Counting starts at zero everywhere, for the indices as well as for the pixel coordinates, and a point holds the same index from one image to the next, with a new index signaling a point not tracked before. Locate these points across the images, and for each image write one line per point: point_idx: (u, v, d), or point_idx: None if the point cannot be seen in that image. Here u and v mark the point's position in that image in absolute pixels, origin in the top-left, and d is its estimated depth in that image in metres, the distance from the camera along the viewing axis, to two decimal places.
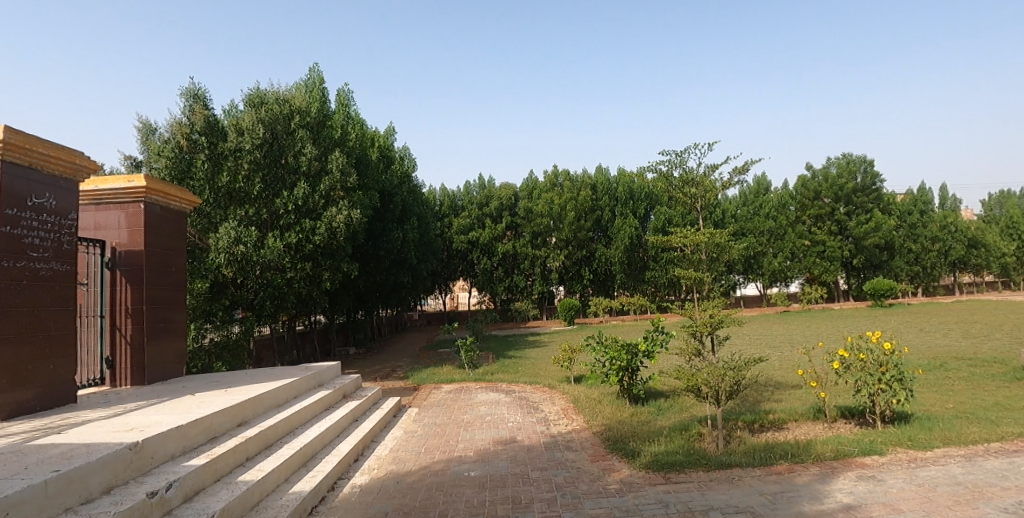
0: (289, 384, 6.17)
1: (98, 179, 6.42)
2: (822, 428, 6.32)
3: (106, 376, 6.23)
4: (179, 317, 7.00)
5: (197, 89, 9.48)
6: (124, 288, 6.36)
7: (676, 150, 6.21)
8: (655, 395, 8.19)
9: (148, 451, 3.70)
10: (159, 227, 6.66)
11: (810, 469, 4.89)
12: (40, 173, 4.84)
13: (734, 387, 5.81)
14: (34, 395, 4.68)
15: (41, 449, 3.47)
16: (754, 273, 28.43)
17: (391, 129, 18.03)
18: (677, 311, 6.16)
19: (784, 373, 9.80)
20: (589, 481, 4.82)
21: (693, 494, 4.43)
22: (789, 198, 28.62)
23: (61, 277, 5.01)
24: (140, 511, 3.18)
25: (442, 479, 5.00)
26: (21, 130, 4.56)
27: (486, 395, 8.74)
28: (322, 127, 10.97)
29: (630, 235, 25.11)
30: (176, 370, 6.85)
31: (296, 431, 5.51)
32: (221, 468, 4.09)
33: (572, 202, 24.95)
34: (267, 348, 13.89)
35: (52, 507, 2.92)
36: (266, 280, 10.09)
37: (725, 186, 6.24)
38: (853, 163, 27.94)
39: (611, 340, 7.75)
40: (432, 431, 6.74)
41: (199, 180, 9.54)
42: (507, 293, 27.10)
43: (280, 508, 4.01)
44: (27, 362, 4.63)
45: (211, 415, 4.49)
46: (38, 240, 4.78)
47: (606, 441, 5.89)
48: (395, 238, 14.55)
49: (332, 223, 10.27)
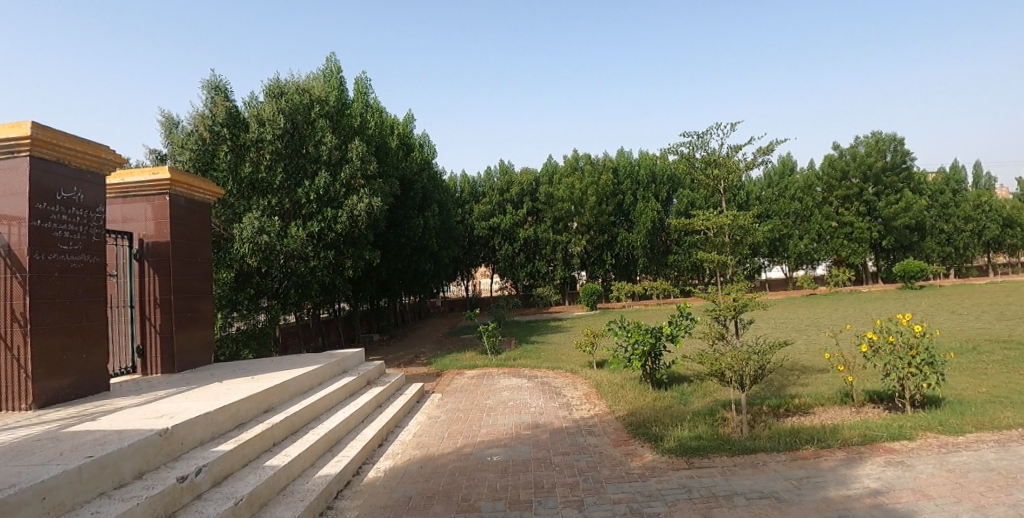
0: (313, 371, 6.25)
1: (123, 172, 6.53)
2: (849, 413, 6.22)
3: (137, 364, 6.40)
4: (206, 307, 7.13)
5: (218, 81, 9.58)
6: (153, 279, 6.50)
7: (697, 131, 6.10)
8: (679, 379, 8.13)
9: (177, 437, 3.79)
10: (184, 218, 6.77)
11: (836, 454, 4.82)
12: (67, 168, 4.94)
13: (760, 371, 5.71)
14: (68, 384, 4.83)
15: (75, 436, 3.58)
16: (779, 256, 27.95)
17: (411, 115, 17.99)
18: (700, 294, 6.07)
19: (811, 357, 9.65)
20: (612, 466, 4.81)
21: (716, 479, 4.40)
22: (816, 179, 27.88)
23: (92, 269, 5.13)
24: (171, 496, 3.27)
25: (466, 463, 5.04)
26: (48, 125, 4.66)
27: (509, 381, 8.76)
28: (341, 116, 11.03)
29: (653, 218, 24.84)
30: (204, 358, 7.00)
31: (320, 417, 5.59)
32: (248, 453, 4.18)
33: (593, 186, 24.69)
34: (293, 335, 14.12)
35: (86, 492, 3.00)
36: (290, 269, 10.16)
37: (749, 167, 6.10)
38: (883, 142, 27.30)
39: (634, 324, 7.68)
40: (456, 416, 6.80)
41: (222, 172, 9.66)
42: (529, 278, 27.09)
43: (307, 493, 4.08)
44: (60, 351, 4.76)
45: (238, 402, 4.58)
46: (68, 233, 4.91)
47: (629, 426, 5.87)
48: (416, 225, 14.56)
49: (354, 211, 10.31)
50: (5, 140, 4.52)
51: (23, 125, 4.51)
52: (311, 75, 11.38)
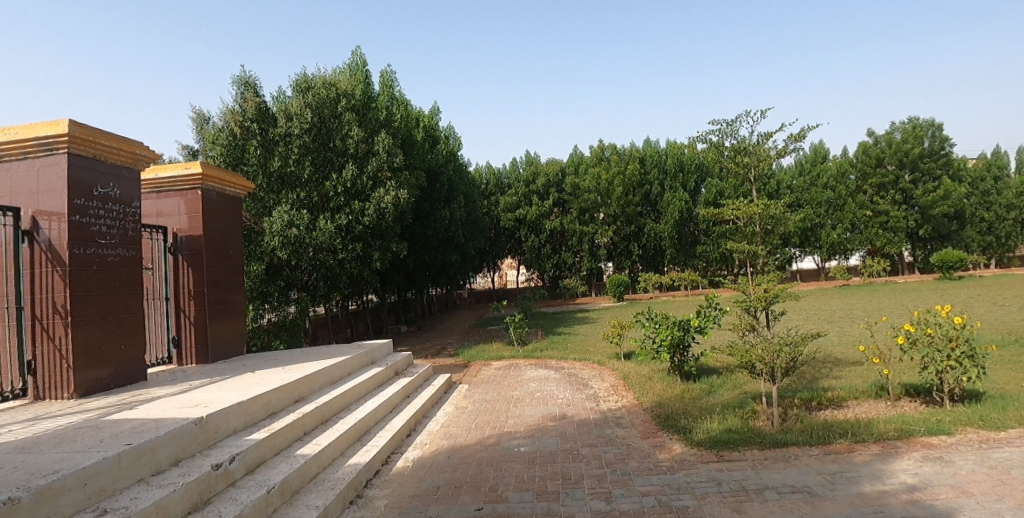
0: (342, 361, 6.33)
1: (157, 167, 6.67)
2: (884, 407, 6.04)
3: (173, 355, 6.58)
4: (238, 299, 7.27)
5: (248, 76, 9.72)
6: (186, 272, 6.65)
7: (726, 118, 5.97)
8: (707, 371, 8.01)
9: (212, 426, 3.88)
10: (216, 213, 6.90)
11: (870, 448, 4.69)
12: (104, 165, 5.08)
13: (792, 364, 5.58)
14: (108, 374, 4.99)
15: (115, 424, 3.69)
16: (811, 246, 27.29)
17: (436, 107, 17.99)
18: (729, 285, 5.94)
19: (844, 349, 9.40)
20: (640, 458, 4.77)
21: (747, 473, 4.32)
22: (850, 166, 27.10)
23: (129, 263, 5.28)
24: (206, 483, 3.35)
25: (493, 454, 5.05)
26: (85, 124, 4.80)
27: (536, 372, 8.75)
28: (367, 109, 11.09)
29: (681, 209, 24.49)
30: (237, 348, 7.16)
31: (350, 407, 5.66)
32: (280, 442, 4.26)
33: (619, 176, 24.41)
34: (322, 327, 14.33)
35: (126, 478, 3.10)
36: (319, 261, 10.28)
37: (781, 154, 5.93)
38: (920, 127, 26.38)
39: (662, 316, 7.58)
40: (483, 407, 6.81)
41: (252, 166, 9.82)
42: (556, 270, 26.99)
43: (337, 481, 4.14)
44: (100, 342, 4.92)
45: (270, 391, 4.67)
46: (105, 228, 5.05)
47: (657, 418, 5.81)
48: (442, 217, 14.60)
49: (381, 203, 10.40)
50: (44, 139, 4.68)
51: (62, 123, 4.65)
52: (338, 69, 11.47)
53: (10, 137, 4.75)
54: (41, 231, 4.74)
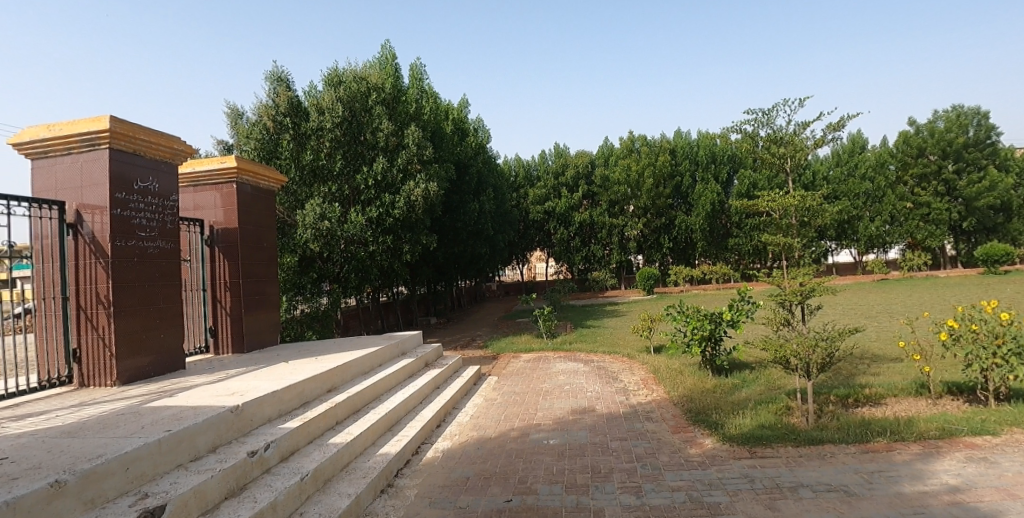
0: (373, 352, 6.40)
1: (193, 162, 6.81)
2: (925, 405, 5.83)
3: (210, 344, 6.77)
4: (272, 290, 7.41)
5: (280, 72, 9.87)
6: (222, 264, 6.81)
7: (763, 108, 5.82)
8: (740, 366, 7.85)
9: (247, 414, 3.96)
10: (251, 206, 7.04)
11: (911, 448, 4.52)
12: (144, 159, 5.21)
13: (828, 360, 5.42)
14: (148, 363, 5.14)
15: (155, 411, 3.80)
16: (848, 239, 26.58)
17: (465, 100, 18.00)
18: (764, 279, 5.79)
19: (883, 345, 9.12)
20: (670, 453, 4.70)
21: (781, 470, 4.22)
22: (889, 156, 26.22)
23: (167, 254, 5.42)
24: (242, 469, 3.43)
25: (522, 446, 5.05)
26: (125, 120, 4.92)
27: (565, 365, 8.71)
28: (397, 103, 11.15)
29: (713, 201, 24.06)
30: (271, 339, 7.31)
31: (381, 397, 5.72)
32: (313, 430, 4.33)
33: (650, 168, 24.10)
34: (354, 318, 14.55)
35: (165, 463, 3.19)
36: (350, 253, 10.40)
37: (818, 144, 5.75)
38: (964, 116, 25.35)
39: (693, 309, 7.45)
40: (512, 400, 6.81)
41: (285, 160, 9.98)
42: (585, 263, 26.80)
43: (368, 470, 4.18)
44: (140, 331, 5.07)
45: (303, 381, 4.75)
46: (145, 221, 5.19)
47: (688, 413, 5.72)
48: (472, 210, 14.63)
49: (411, 196, 10.46)
50: (87, 134, 4.81)
51: (103, 119, 4.78)
52: (369, 63, 11.55)
53: (54, 133, 4.89)
54: (84, 225, 4.89)
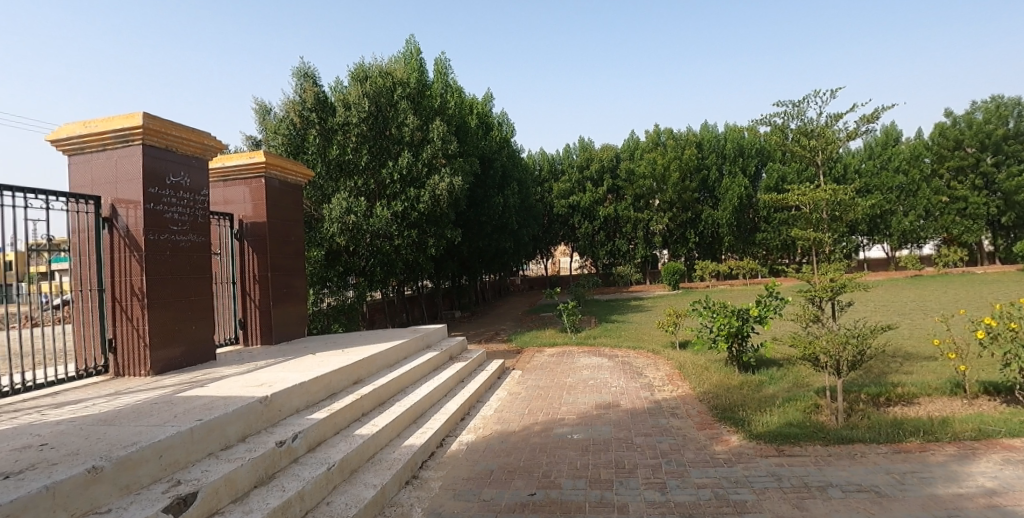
0: (398, 345, 6.46)
1: (223, 156, 6.93)
2: (960, 405, 5.65)
3: (239, 336, 6.91)
4: (299, 283, 7.53)
5: (307, 68, 9.99)
6: (251, 257, 6.93)
7: (793, 99, 5.69)
8: (767, 363, 7.73)
9: (276, 404, 4.03)
10: (279, 200, 7.14)
11: (946, 448, 4.40)
12: (176, 155, 5.33)
13: (859, 357, 5.30)
14: (180, 353, 5.27)
15: (187, 401, 3.89)
16: (880, 234, 25.91)
17: (490, 94, 17.98)
18: (793, 274, 5.68)
19: (918, 343, 8.87)
20: (695, 450, 4.65)
21: (809, 469, 4.14)
22: (924, 149, 25.42)
23: (198, 248, 5.54)
24: (271, 459, 3.49)
25: (546, 440, 5.05)
26: (158, 116, 5.03)
27: (589, 360, 8.68)
28: (422, 97, 11.19)
29: (740, 195, 23.66)
30: (299, 331, 7.43)
31: (406, 390, 5.77)
32: (340, 422, 4.39)
33: (676, 161, 23.79)
34: (380, 311, 14.72)
35: (198, 451, 3.27)
36: (376, 247, 10.50)
37: (850, 137, 5.60)
38: (1004, 107, 24.38)
39: (720, 305, 7.34)
40: (535, 394, 6.81)
41: (312, 154, 10.10)
42: (609, 257, 26.62)
43: (394, 461, 4.23)
44: (173, 323, 5.20)
45: (330, 373, 4.81)
46: (177, 215, 5.31)
47: (714, 409, 5.65)
48: (496, 204, 14.64)
49: (436, 190, 10.51)
50: (120, 131, 4.93)
51: (137, 116, 4.89)
52: (394, 58, 11.60)
53: (89, 130, 5.02)
54: (119, 219, 5.02)
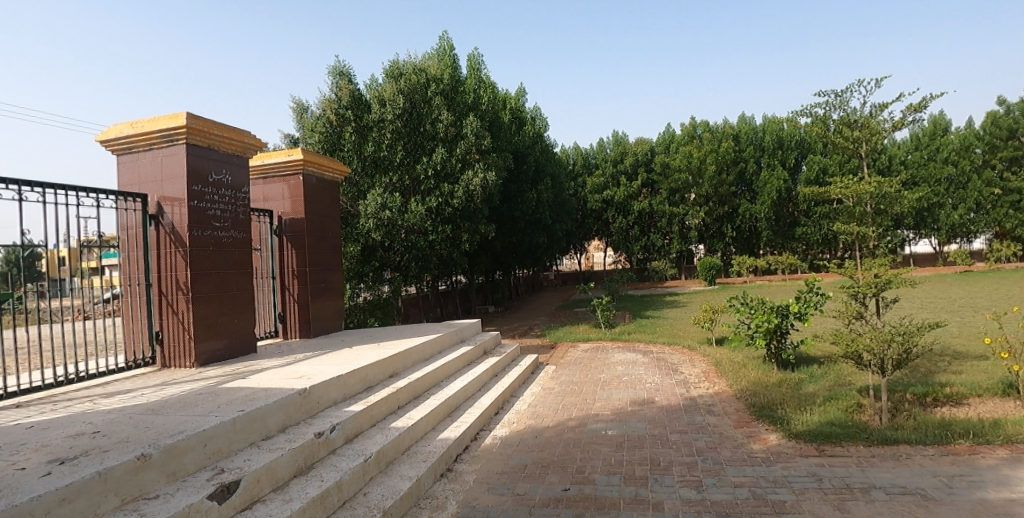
0: (432, 340, 6.53)
1: (262, 155, 7.09)
2: (1013, 407, 5.41)
3: (279, 329, 7.09)
4: (336, 278, 7.67)
5: (342, 66, 10.14)
6: (290, 252, 7.09)
7: (834, 89, 5.50)
8: (807, 361, 7.54)
9: (314, 397, 4.13)
10: (316, 196, 7.28)
11: (998, 451, 4.21)
12: (218, 153, 5.49)
13: (905, 355, 5.12)
14: (223, 346, 5.44)
15: (230, 392, 4.02)
16: (927, 228, 24.94)
17: (522, 89, 17.95)
18: (835, 269, 5.51)
19: (967, 341, 8.52)
20: (732, 448, 4.57)
21: (852, 470, 4.02)
22: (975, 139, 24.37)
23: (239, 244, 5.70)
24: (310, 449, 3.58)
25: (580, 436, 5.04)
26: (200, 116, 5.17)
27: (624, 356, 8.61)
28: (456, 93, 11.24)
29: (779, 188, 23.09)
30: (336, 325, 7.58)
31: (440, 384, 5.83)
32: (376, 414, 4.47)
33: (712, 154, 23.35)
34: (415, 306, 14.89)
35: (240, 441, 3.37)
36: (411, 243, 10.62)
37: (896, 127, 5.39)
38: None
39: (758, 301, 7.19)
40: (569, 389, 6.80)
41: (348, 151, 10.27)
42: (644, 252, 26.34)
43: (429, 454, 4.28)
44: (216, 316, 5.37)
45: (366, 367, 4.90)
46: (220, 212, 5.48)
47: (751, 407, 5.54)
48: (529, 199, 14.63)
49: (469, 186, 10.56)
50: (166, 131, 5.10)
51: (180, 116, 5.05)
52: (427, 54, 11.68)
53: (136, 130, 5.21)
54: (165, 216, 5.20)
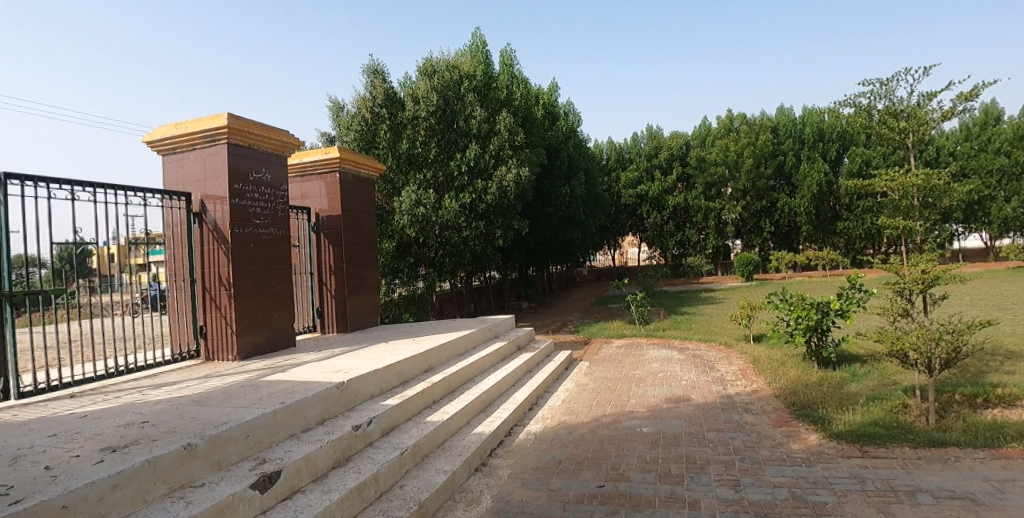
0: (467, 335, 6.57)
1: (300, 153, 7.24)
2: None
3: (317, 324, 7.26)
4: (372, 274, 7.80)
5: (376, 64, 10.26)
6: (327, 249, 7.24)
7: (880, 78, 5.31)
8: (850, 359, 7.32)
9: (352, 390, 4.21)
10: (352, 193, 7.40)
11: None
12: (258, 152, 5.63)
13: (955, 354, 4.92)
14: (263, 340, 5.59)
15: (271, 385, 4.13)
16: (978, 222, 23.89)
17: (555, 84, 17.85)
18: (879, 265, 5.33)
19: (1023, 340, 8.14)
20: (771, 448, 4.48)
21: (897, 472, 3.90)
22: None
23: (279, 240, 5.85)
24: (347, 441, 3.66)
25: (614, 432, 5.01)
26: (241, 116, 5.31)
27: (659, 352, 8.52)
28: (488, 90, 11.27)
29: (819, 181, 22.46)
30: (371, 319, 7.71)
31: (475, 379, 5.87)
32: (412, 408, 4.53)
33: (749, 147, 22.81)
34: (449, 302, 15.01)
35: (281, 432, 3.47)
36: (445, 239, 10.71)
37: (945, 116, 5.17)
38: None
39: (798, 297, 7.01)
40: (603, 385, 6.77)
41: (383, 148, 10.40)
42: (679, 248, 25.97)
43: (463, 448, 4.32)
44: (256, 311, 5.52)
45: (402, 361, 4.97)
46: (260, 209, 5.62)
47: (791, 405, 5.42)
48: (562, 194, 14.59)
49: (503, 182, 10.59)
50: (209, 131, 5.25)
51: (222, 116, 5.19)
52: (460, 51, 11.74)
53: (180, 131, 5.37)
54: (208, 214, 5.37)
